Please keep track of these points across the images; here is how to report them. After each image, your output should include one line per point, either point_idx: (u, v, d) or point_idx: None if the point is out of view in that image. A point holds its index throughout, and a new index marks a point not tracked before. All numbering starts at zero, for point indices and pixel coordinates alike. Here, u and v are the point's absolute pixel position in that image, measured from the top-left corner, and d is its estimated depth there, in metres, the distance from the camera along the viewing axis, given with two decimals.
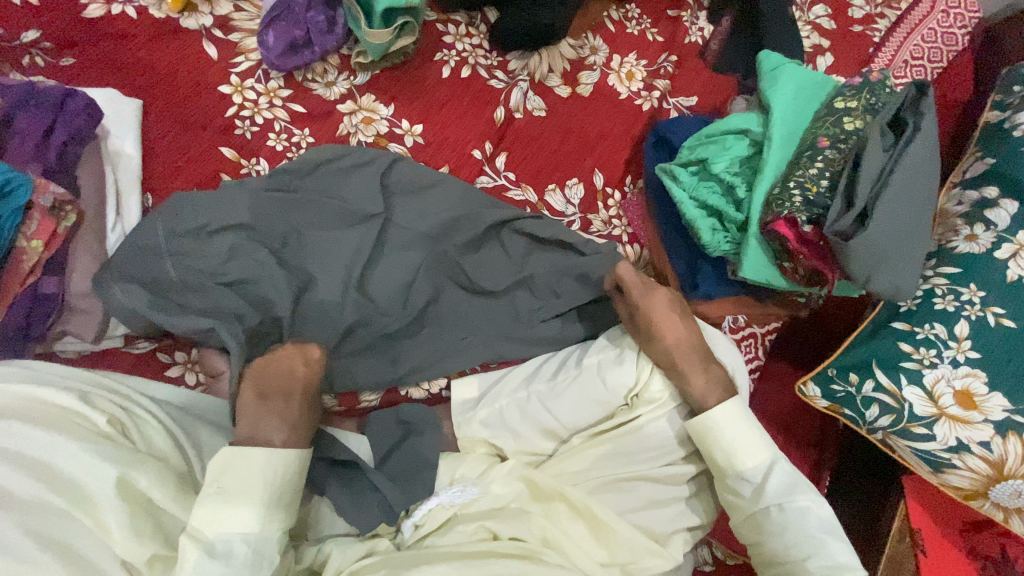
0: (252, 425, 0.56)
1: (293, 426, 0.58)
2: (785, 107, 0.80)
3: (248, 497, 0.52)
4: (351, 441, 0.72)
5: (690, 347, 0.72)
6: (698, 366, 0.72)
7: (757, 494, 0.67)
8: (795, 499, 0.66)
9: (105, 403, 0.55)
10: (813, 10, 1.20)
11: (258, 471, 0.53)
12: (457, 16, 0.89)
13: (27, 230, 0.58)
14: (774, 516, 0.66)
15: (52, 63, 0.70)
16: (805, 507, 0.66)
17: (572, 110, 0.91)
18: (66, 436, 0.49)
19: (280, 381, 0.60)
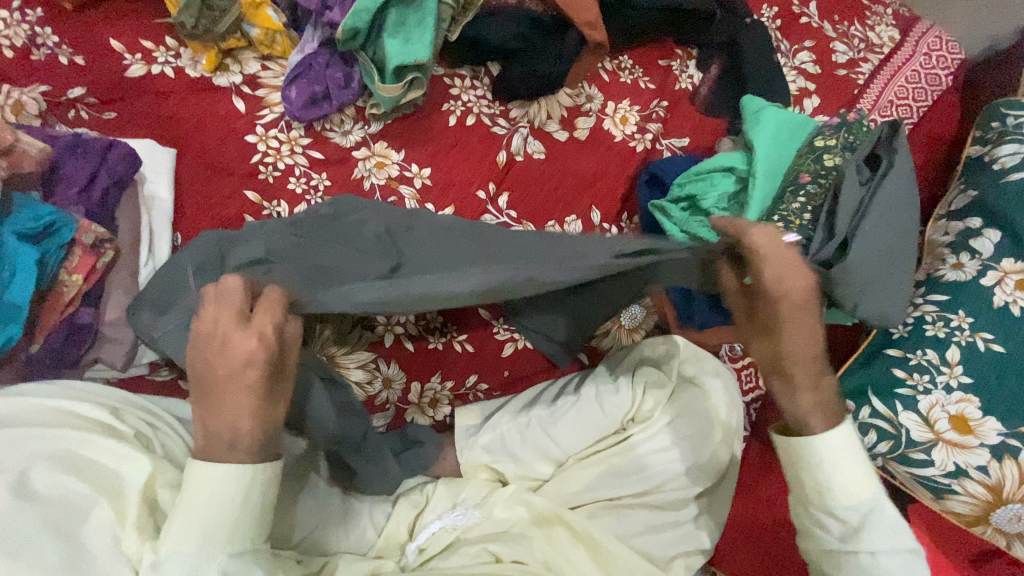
0: (209, 440, 0.50)
1: (259, 419, 0.51)
2: (767, 147, 0.86)
3: (209, 513, 0.49)
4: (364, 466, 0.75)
5: (811, 354, 0.59)
6: (812, 378, 0.59)
7: (848, 537, 0.59)
8: (895, 543, 0.57)
9: (133, 419, 0.60)
10: (798, 57, 1.27)
11: (218, 489, 0.49)
12: (462, 70, 0.96)
13: (69, 265, 0.63)
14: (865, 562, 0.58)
15: (97, 117, 0.78)
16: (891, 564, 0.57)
17: (570, 152, 0.97)
18: (99, 442, 0.54)
19: (227, 368, 0.50)
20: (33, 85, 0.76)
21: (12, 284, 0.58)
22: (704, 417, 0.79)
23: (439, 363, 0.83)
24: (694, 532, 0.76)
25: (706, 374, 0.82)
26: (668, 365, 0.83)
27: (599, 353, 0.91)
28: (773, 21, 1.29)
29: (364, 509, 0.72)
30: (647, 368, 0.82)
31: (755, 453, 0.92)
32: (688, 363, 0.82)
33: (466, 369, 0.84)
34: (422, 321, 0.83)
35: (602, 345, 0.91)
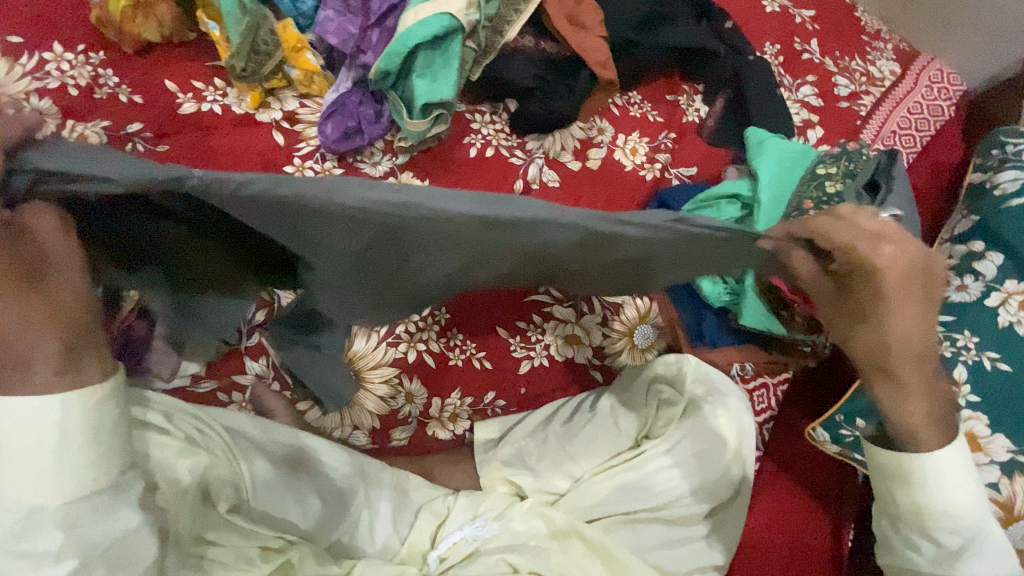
0: (72, 350, 0.52)
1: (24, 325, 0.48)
2: (773, 175, 0.90)
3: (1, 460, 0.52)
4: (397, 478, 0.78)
5: (919, 342, 0.56)
6: (920, 370, 0.58)
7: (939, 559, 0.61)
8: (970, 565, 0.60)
9: (188, 425, 0.69)
10: (801, 90, 1.32)
11: (29, 424, 0.51)
12: (483, 106, 1.03)
13: None
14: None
15: (150, 149, 0.85)
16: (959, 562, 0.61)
17: (583, 181, 1.03)
18: (150, 448, 0.66)
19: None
20: (95, 119, 0.84)
21: None
22: (714, 434, 0.83)
23: (457, 380, 0.87)
24: (709, 548, 0.78)
25: (717, 394, 0.85)
26: (681, 385, 0.87)
27: (612, 371, 0.93)
28: (777, 57, 1.35)
29: (388, 519, 0.75)
30: (659, 386, 0.86)
31: (768, 473, 0.95)
32: (699, 383, 0.86)
33: (483, 387, 0.87)
34: (444, 338, 0.87)
35: (616, 364, 0.93)
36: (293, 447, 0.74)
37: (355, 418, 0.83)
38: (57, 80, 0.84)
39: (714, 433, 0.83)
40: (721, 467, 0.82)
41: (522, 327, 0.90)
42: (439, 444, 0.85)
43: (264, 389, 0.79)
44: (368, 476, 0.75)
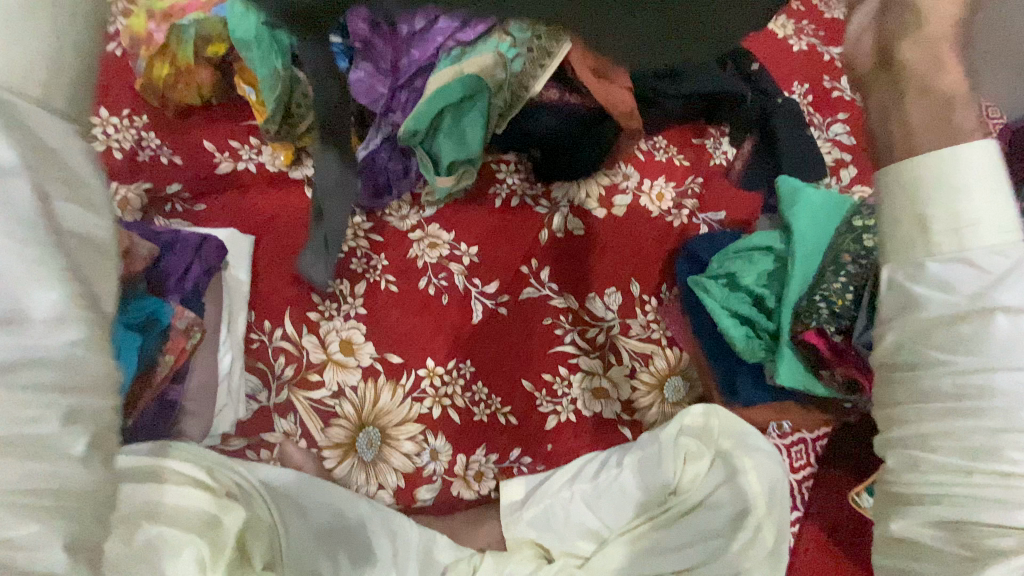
0: None
1: None
2: (806, 226, 0.87)
3: None
4: (425, 537, 0.76)
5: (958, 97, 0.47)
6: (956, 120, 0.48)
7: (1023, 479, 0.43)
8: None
9: (228, 478, 0.70)
10: (832, 129, 1.30)
11: None
12: (508, 157, 1.05)
13: (164, 348, 0.68)
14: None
15: (189, 209, 0.89)
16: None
17: (608, 229, 1.03)
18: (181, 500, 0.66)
19: None
20: (137, 182, 0.88)
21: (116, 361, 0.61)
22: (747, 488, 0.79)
23: (483, 435, 0.86)
24: None
25: (746, 448, 0.82)
26: (708, 438, 0.84)
27: (641, 427, 0.91)
28: (805, 96, 1.33)
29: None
30: (686, 440, 0.84)
31: (811, 539, 0.90)
32: (726, 435, 0.83)
33: (509, 443, 0.87)
34: (469, 393, 0.88)
35: (645, 419, 0.92)
36: (324, 499, 0.73)
37: (381, 476, 0.82)
38: (103, 144, 0.89)
39: (745, 492, 0.79)
40: (756, 528, 0.78)
41: (549, 379, 0.90)
42: (464, 503, 0.83)
43: (290, 445, 0.78)
44: (396, 537, 0.74)
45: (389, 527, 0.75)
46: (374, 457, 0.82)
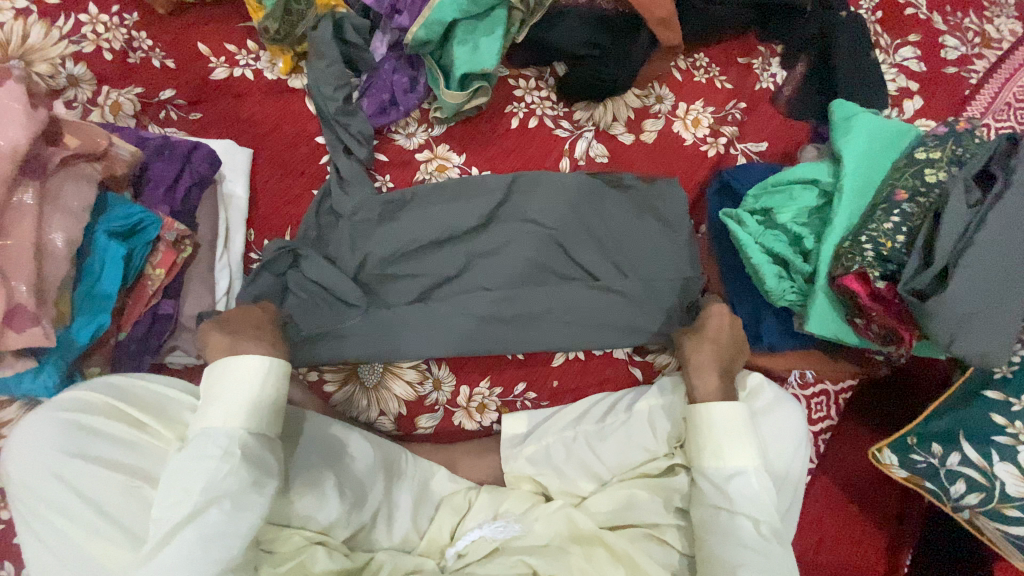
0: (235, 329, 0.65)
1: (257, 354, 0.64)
2: (858, 158, 0.77)
3: (230, 407, 0.59)
4: (428, 472, 0.78)
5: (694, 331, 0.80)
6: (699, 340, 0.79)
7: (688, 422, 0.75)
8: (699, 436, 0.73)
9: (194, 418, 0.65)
10: (900, 52, 1.14)
11: (237, 381, 0.60)
12: (528, 71, 0.95)
13: (153, 260, 0.66)
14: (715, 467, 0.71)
15: (184, 117, 0.83)
16: (740, 480, 0.69)
17: (632, 156, 0.94)
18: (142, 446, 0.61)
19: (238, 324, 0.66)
20: (129, 87, 0.82)
21: (102, 276, 0.62)
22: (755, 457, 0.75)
23: (487, 368, 0.83)
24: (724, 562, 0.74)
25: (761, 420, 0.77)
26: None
27: (653, 369, 0.86)
28: (873, 13, 1.17)
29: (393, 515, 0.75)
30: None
31: (821, 491, 0.89)
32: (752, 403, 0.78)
33: (514, 378, 0.83)
34: None
35: (658, 361, 0.87)
36: (317, 432, 0.72)
37: (382, 403, 0.81)
38: (93, 44, 0.82)
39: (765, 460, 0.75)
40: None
41: None
42: (464, 434, 0.82)
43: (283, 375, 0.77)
44: (394, 466, 0.76)
45: (389, 462, 0.76)
46: (376, 384, 0.81)
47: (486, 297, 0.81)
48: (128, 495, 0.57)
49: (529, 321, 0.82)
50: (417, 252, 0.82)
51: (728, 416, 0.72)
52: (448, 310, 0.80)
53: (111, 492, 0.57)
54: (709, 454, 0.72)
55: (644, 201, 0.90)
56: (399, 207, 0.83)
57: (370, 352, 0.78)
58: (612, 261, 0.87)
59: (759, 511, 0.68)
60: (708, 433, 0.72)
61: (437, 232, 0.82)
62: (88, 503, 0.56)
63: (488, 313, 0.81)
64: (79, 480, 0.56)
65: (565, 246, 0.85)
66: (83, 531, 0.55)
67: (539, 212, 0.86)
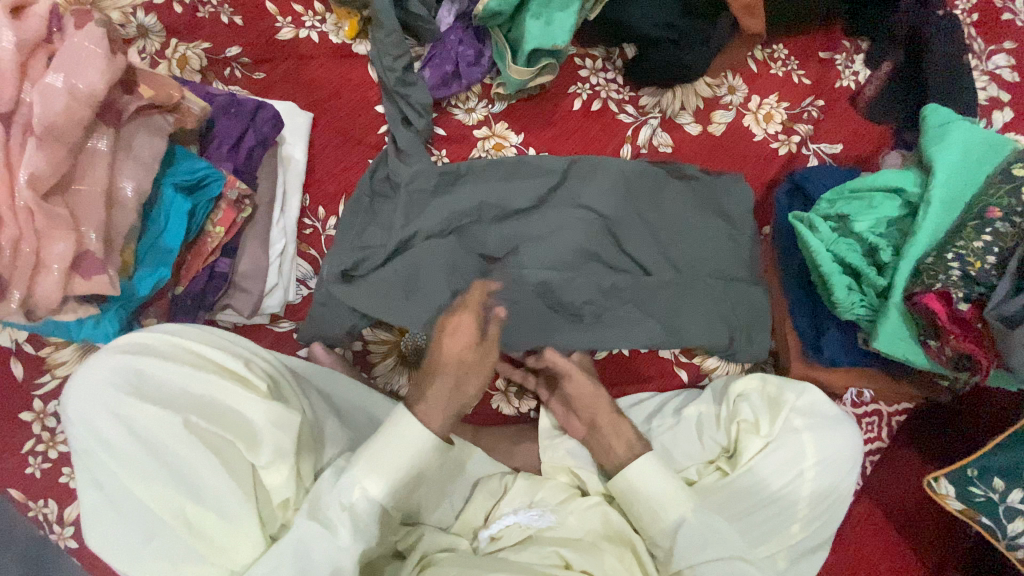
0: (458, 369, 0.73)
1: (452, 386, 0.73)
2: (951, 169, 0.71)
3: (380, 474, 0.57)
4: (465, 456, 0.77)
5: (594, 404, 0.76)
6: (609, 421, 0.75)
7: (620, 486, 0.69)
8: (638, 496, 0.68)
9: (265, 373, 0.62)
10: (993, 60, 1.06)
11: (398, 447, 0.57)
12: (595, 51, 0.91)
13: (214, 218, 0.66)
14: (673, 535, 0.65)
15: (248, 76, 0.83)
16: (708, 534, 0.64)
17: (698, 149, 0.90)
18: (203, 394, 0.59)
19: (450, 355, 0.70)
20: (196, 41, 0.82)
21: (166, 230, 0.62)
22: (779, 474, 0.73)
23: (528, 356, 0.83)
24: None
25: (811, 437, 0.73)
26: (775, 412, 0.75)
27: (698, 370, 0.86)
28: (969, 14, 1.09)
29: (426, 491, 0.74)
30: (740, 411, 0.76)
31: (864, 512, 0.85)
32: (799, 416, 0.74)
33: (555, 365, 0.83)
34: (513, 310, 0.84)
35: (706, 364, 0.85)
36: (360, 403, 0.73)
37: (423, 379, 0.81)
38: None
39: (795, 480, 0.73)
40: (788, 517, 0.72)
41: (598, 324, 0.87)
42: (502, 418, 0.82)
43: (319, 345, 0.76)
44: (431, 443, 0.75)
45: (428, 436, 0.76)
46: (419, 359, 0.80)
47: (541, 276, 0.80)
48: (182, 446, 0.55)
49: (585, 310, 0.81)
50: (472, 233, 0.81)
51: (653, 476, 0.68)
52: (507, 290, 0.79)
53: (167, 443, 0.55)
54: (649, 519, 0.67)
55: (715, 202, 0.86)
56: (455, 175, 0.81)
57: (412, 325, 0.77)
58: (670, 258, 0.84)
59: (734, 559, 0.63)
60: (642, 501, 0.68)
61: (494, 205, 0.81)
62: (149, 450, 0.55)
63: (541, 293, 0.80)
64: (137, 423, 0.55)
65: (624, 231, 0.83)
66: (140, 477, 0.55)
67: (603, 193, 0.83)
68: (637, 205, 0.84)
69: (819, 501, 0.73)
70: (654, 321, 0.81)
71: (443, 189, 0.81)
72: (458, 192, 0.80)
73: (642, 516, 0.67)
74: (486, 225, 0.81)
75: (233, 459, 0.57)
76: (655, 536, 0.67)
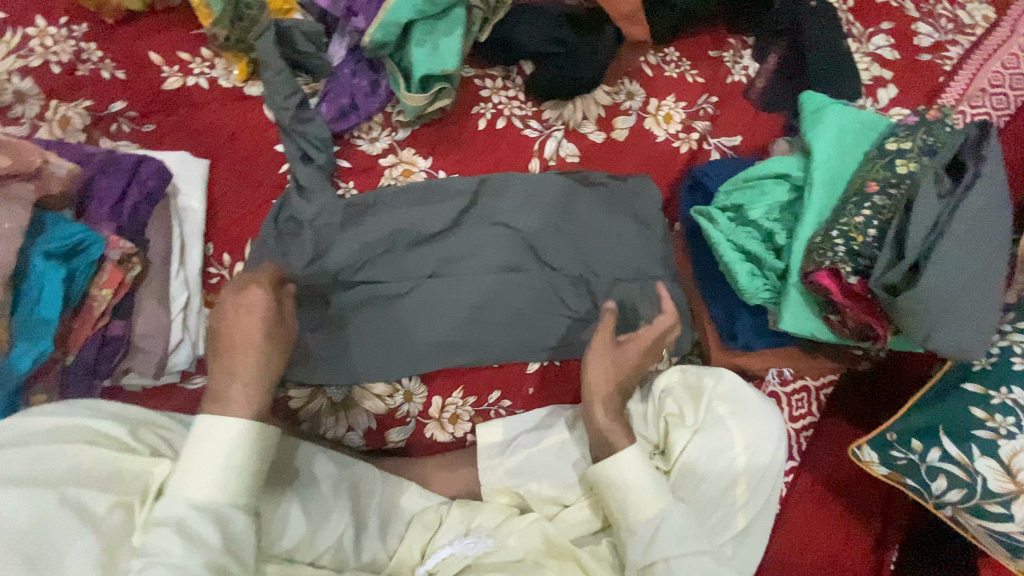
0: (219, 353, 0.64)
1: (256, 376, 0.63)
2: (830, 151, 0.75)
3: (228, 484, 0.56)
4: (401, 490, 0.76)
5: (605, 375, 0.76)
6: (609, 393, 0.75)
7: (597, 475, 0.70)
8: (621, 488, 0.68)
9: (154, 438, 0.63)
10: (873, 41, 1.13)
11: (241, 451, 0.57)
12: (495, 70, 0.93)
13: (99, 281, 0.64)
14: (643, 529, 0.66)
15: (137, 129, 0.80)
16: (671, 524, 0.65)
17: (605, 155, 0.92)
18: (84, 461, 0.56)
19: (232, 335, 0.65)
20: (78, 100, 0.80)
21: (41, 302, 0.60)
22: (712, 460, 0.74)
23: (460, 378, 0.81)
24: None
25: (737, 424, 0.75)
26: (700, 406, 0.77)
27: None
28: (846, 2, 1.16)
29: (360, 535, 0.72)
30: (665, 406, 0.78)
31: (807, 485, 0.86)
32: (724, 404, 0.76)
33: (488, 386, 0.81)
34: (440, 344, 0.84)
35: None
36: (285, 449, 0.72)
37: (350, 419, 0.79)
38: (40, 58, 0.80)
39: (727, 470, 0.74)
40: (728, 506, 0.73)
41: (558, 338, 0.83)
42: (438, 446, 0.80)
43: None
44: (362, 483, 0.74)
45: (359, 476, 0.74)
46: (344, 401, 0.79)
47: (466, 296, 0.81)
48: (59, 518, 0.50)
49: (492, 309, 0.82)
50: (378, 267, 0.80)
51: (636, 466, 0.68)
52: (429, 308, 0.80)
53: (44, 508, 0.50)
54: (630, 508, 0.67)
55: (622, 207, 0.89)
56: (366, 210, 0.81)
57: (340, 359, 0.78)
58: (587, 265, 0.85)
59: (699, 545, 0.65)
60: (618, 497, 0.68)
61: (408, 234, 0.81)
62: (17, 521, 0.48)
63: (465, 310, 0.81)
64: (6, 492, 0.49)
65: (544, 246, 0.84)
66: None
67: (518, 210, 0.85)
68: (550, 216, 0.85)
69: (756, 487, 0.74)
70: (565, 304, 0.84)
71: (354, 223, 0.80)
72: (372, 224, 0.80)
73: (621, 512, 0.68)
74: (405, 253, 0.81)
75: (119, 532, 0.53)
76: (632, 525, 0.67)
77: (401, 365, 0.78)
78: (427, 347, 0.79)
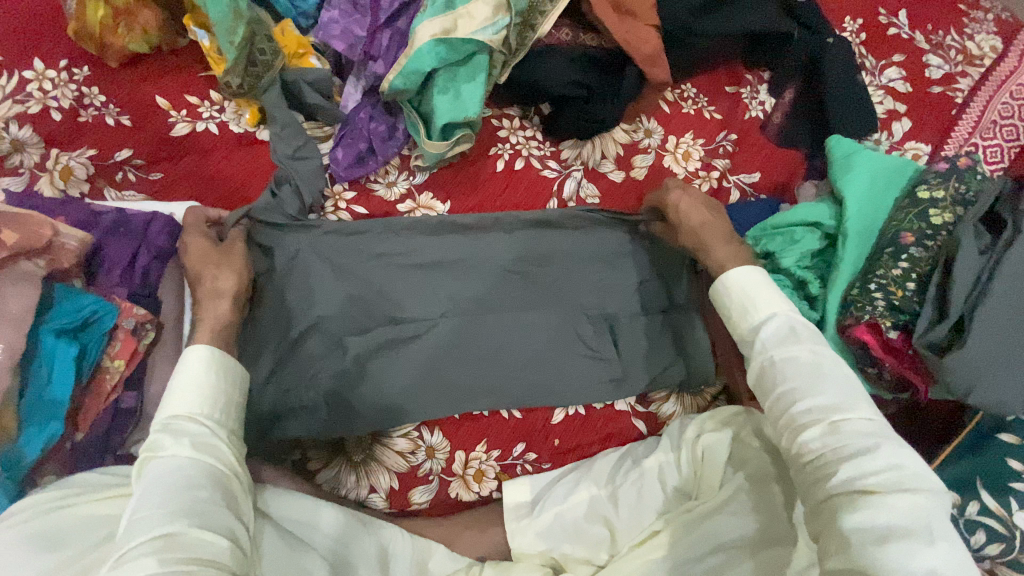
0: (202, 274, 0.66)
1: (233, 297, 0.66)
2: (861, 199, 0.74)
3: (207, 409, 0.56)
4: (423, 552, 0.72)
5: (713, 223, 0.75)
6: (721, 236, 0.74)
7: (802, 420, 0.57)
8: (780, 379, 0.59)
9: None
10: (885, 73, 1.13)
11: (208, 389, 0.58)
12: (512, 110, 0.91)
13: (111, 351, 0.60)
14: (814, 435, 0.55)
15: (143, 178, 0.77)
16: (850, 444, 0.53)
17: (626, 195, 0.91)
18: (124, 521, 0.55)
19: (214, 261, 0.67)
20: (81, 148, 0.76)
21: (51, 380, 0.56)
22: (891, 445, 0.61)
23: (483, 433, 0.78)
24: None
25: None
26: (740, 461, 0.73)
27: (658, 420, 0.83)
28: (857, 34, 1.16)
29: None
30: (700, 455, 0.75)
31: None
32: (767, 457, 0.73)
33: (513, 438, 0.79)
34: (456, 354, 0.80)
35: (662, 411, 0.83)
36: (302, 514, 0.68)
37: (372, 478, 0.75)
38: (40, 103, 0.76)
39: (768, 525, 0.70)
40: None
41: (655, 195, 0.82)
42: (463, 505, 0.77)
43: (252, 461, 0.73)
44: (385, 549, 0.71)
45: (381, 541, 0.71)
46: (364, 458, 0.76)
47: (460, 340, 0.78)
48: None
49: (505, 355, 0.79)
50: (396, 319, 0.77)
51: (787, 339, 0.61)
52: (417, 352, 0.76)
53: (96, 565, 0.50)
54: (782, 375, 0.59)
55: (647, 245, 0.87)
56: (384, 259, 0.78)
57: (334, 411, 0.73)
58: (609, 308, 0.83)
59: (873, 465, 0.51)
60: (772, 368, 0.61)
61: (423, 282, 0.78)
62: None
63: (454, 351, 0.77)
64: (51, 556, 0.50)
65: (567, 289, 0.82)
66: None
67: (542, 254, 0.83)
68: (572, 259, 0.83)
69: None
70: (585, 343, 0.81)
71: (373, 273, 0.77)
72: (393, 275, 0.78)
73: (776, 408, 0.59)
74: (424, 303, 0.78)
75: None
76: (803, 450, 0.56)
77: (376, 417, 0.74)
78: (400, 395, 0.75)
